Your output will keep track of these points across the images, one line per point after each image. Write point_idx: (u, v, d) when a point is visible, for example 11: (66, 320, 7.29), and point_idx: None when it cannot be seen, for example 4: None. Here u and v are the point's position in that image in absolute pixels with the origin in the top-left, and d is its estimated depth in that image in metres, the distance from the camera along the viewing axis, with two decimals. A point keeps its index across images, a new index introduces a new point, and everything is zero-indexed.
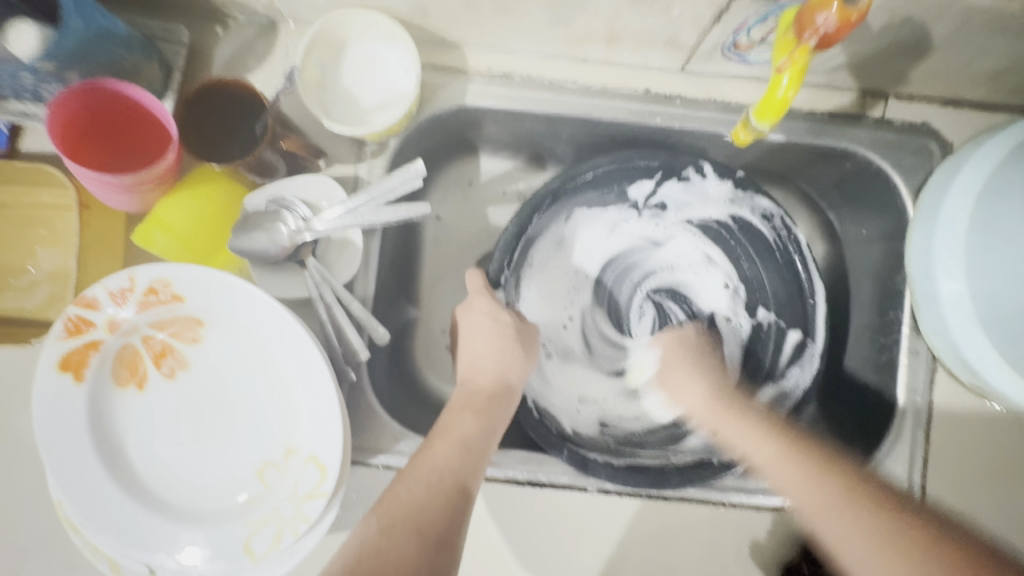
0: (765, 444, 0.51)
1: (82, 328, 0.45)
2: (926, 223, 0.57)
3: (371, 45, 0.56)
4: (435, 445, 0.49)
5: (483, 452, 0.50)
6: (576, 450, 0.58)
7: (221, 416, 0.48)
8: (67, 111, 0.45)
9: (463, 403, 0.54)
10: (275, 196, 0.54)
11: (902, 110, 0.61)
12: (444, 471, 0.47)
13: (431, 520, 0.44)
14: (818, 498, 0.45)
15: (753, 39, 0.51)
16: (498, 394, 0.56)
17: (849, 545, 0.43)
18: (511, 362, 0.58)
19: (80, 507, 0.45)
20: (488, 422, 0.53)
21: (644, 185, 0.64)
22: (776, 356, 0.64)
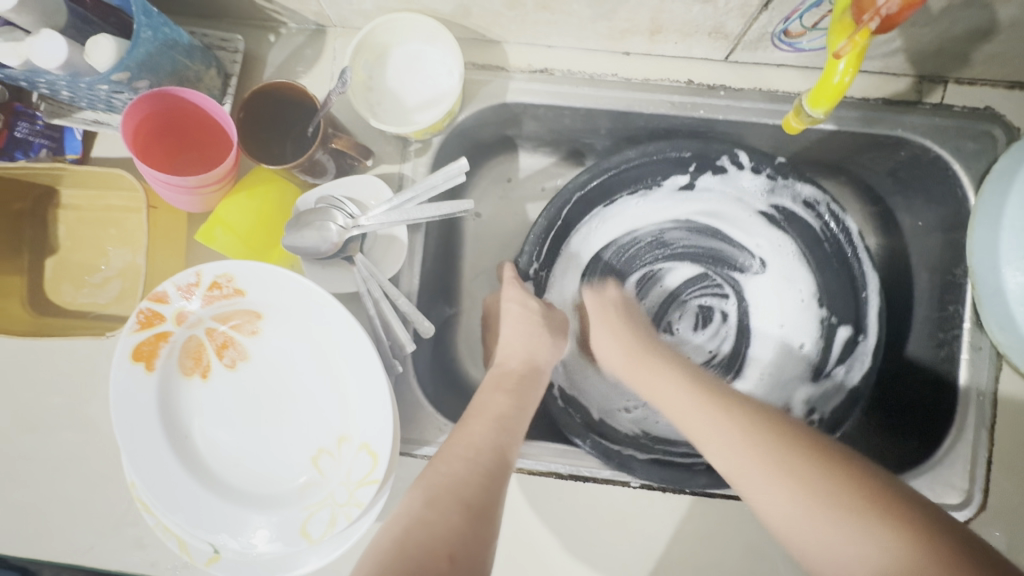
0: (771, 404, 0.50)
1: (152, 321, 0.48)
2: (989, 209, 0.54)
3: (415, 45, 0.58)
4: (470, 423, 0.51)
5: (516, 431, 0.51)
6: (598, 440, 0.58)
7: (278, 404, 0.51)
8: (143, 124, 0.48)
9: (493, 386, 0.55)
10: (323, 195, 0.56)
11: (963, 95, 0.58)
12: (481, 448, 0.48)
13: (473, 494, 0.45)
14: (764, 467, 0.45)
15: (805, 26, 0.50)
16: (528, 376, 0.57)
17: (768, 507, 0.44)
18: (537, 344, 0.59)
19: (153, 487, 0.48)
20: (517, 401, 0.54)
21: (676, 177, 0.63)
22: (829, 353, 0.63)
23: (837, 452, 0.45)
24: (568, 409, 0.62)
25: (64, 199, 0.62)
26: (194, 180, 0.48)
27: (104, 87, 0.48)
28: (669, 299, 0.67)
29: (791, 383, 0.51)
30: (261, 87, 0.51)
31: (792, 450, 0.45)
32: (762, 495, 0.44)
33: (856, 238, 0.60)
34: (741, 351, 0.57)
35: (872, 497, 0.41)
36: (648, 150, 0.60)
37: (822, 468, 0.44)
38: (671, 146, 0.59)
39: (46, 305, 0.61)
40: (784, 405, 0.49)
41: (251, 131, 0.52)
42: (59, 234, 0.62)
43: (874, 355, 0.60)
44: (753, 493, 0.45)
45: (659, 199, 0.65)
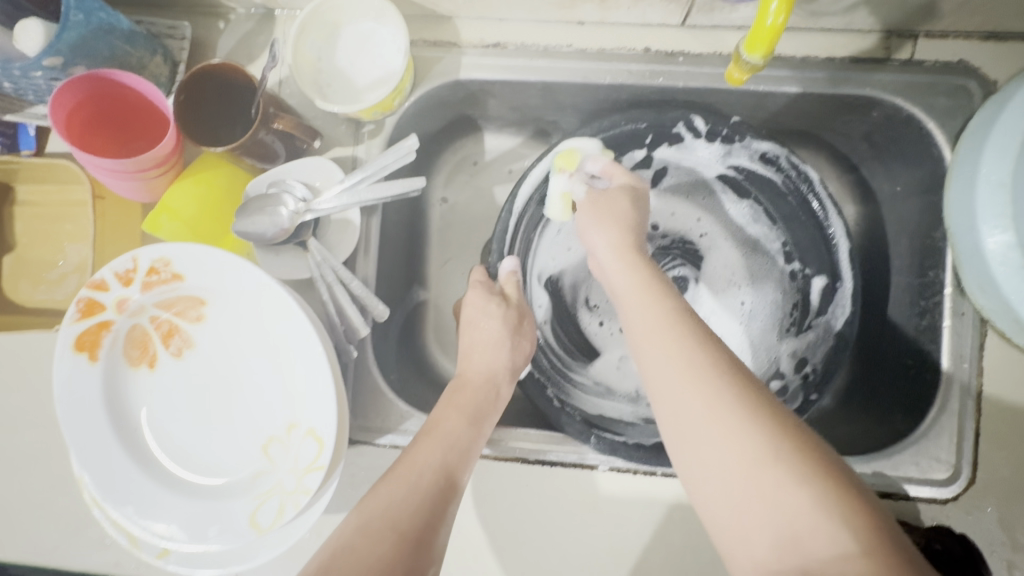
0: (681, 343, 0.41)
1: (92, 309, 0.46)
2: (964, 168, 0.51)
3: (361, 24, 0.56)
4: (418, 445, 0.47)
5: (469, 450, 0.48)
6: (604, 436, 0.57)
7: (226, 389, 0.49)
8: (75, 111, 0.47)
9: (445, 401, 0.51)
10: (274, 179, 0.55)
11: (934, 50, 0.55)
12: (425, 469, 0.45)
13: (410, 517, 0.42)
14: (713, 404, 0.37)
15: None
16: (486, 390, 0.53)
17: (704, 456, 0.37)
18: (497, 352, 0.55)
19: (98, 482, 0.47)
20: (471, 418, 0.50)
21: (635, 153, 0.62)
22: (807, 301, 0.60)
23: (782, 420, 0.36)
24: (565, 409, 0.59)
25: (21, 194, 0.61)
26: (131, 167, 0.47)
27: (38, 73, 0.47)
28: None
29: (686, 364, 0.39)
30: (199, 67, 0.49)
31: (736, 400, 0.37)
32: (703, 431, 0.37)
33: (832, 210, 0.58)
34: (620, 256, 0.51)
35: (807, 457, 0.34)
36: (600, 131, 0.60)
37: (777, 428, 0.35)
38: (618, 123, 0.60)
39: (4, 303, 0.60)
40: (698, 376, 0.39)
41: (192, 115, 0.50)
42: (15, 231, 0.61)
43: (853, 300, 0.57)
44: (680, 437, 0.39)
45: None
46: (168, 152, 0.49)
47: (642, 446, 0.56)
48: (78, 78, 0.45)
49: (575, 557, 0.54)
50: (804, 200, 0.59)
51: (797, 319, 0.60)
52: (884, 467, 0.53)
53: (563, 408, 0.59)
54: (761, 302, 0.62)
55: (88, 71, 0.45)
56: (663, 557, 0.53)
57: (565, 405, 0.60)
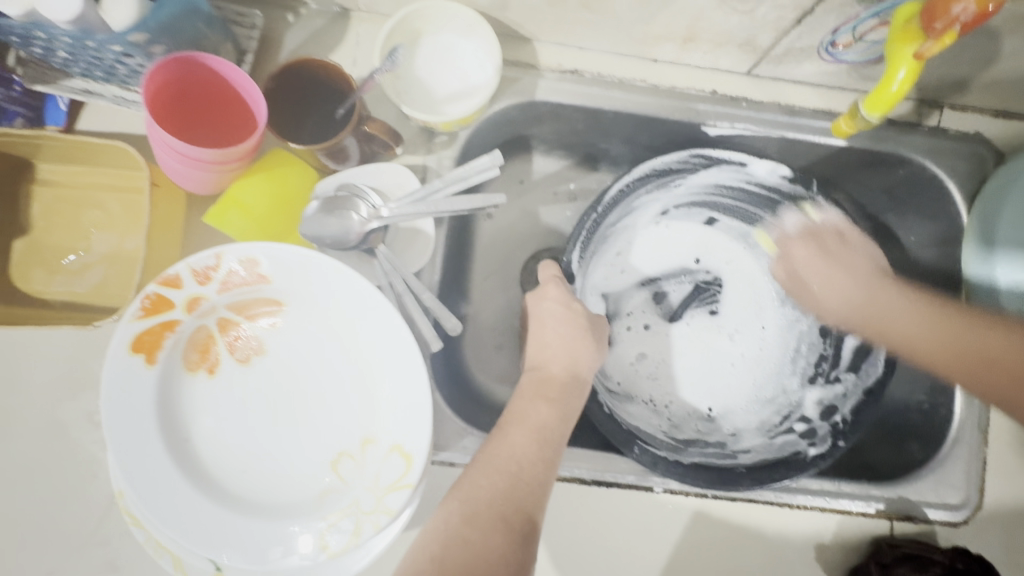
0: (923, 337, 0.54)
1: (159, 307, 0.43)
2: (983, 227, 0.59)
3: (445, 36, 0.56)
4: (509, 433, 0.46)
5: (562, 443, 0.47)
6: (648, 448, 0.55)
7: (291, 403, 0.46)
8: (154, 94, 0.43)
9: (533, 390, 0.49)
10: (343, 181, 0.53)
11: (958, 120, 0.62)
12: (523, 463, 0.44)
13: (513, 516, 0.42)
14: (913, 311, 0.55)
15: (856, 35, 0.51)
16: (571, 386, 0.50)
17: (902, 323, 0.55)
18: (580, 349, 0.51)
19: (148, 500, 0.42)
20: (562, 414, 0.48)
21: (706, 179, 0.62)
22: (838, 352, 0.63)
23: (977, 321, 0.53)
24: (615, 418, 0.56)
25: (41, 173, 0.55)
26: (205, 160, 0.44)
27: (115, 48, 0.43)
28: (684, 308, 0.65)
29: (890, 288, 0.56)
30: (291, 61, 0.48)
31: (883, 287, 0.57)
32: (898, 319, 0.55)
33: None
34: (852, 282, 0.57)
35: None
36: (674, 160, 0.59)
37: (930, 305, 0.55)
38: (692, 154, 0.59)
39: (13, 292, 0.53)
40: (921, 329, 0.54)
41: (275, 108, 0.49)
42: (32, 213, 0.55)
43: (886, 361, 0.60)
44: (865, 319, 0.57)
45: (668, 201, 0.63)
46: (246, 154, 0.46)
47: (680, 463, 0.55)
48: (179, 58, 0.42)
49: None
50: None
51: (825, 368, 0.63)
52: (907, 492, 0.58)
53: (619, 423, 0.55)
54: (785, 345, 0.64)
55: (193, 54, 0.42)
56: None
57: (614, 415, 0.56)
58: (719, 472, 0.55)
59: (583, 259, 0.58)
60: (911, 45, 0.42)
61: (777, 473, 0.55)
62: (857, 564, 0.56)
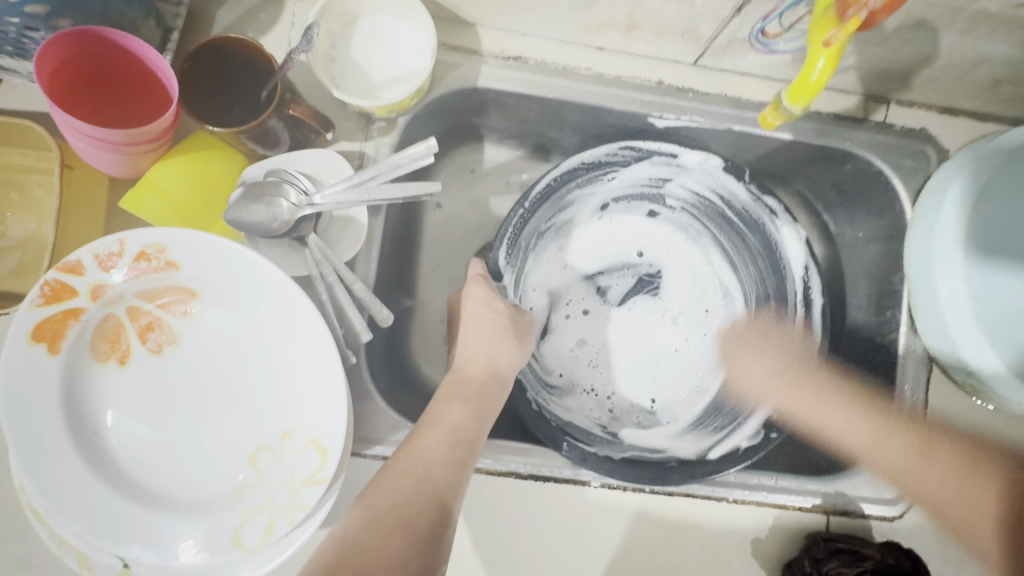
0: (836, 405, 0.62)
1: (61, 293, 0.41)
2: (926, 223, 0.58)
3: (382, 18, 0.55)
4: (422, 436, 0.46)
5: (473, 444, 0.47)
6: (576, 443, 0.55)
7: (206, 394, 0.45)
8: (63, 65, 0.42)
9: (448, 394, 0.49)
10: (270, 168, 0.51)
11: (902, 116, 0.62)
12: (432, 465, 0.44)
13: (418, 517, 0.41)
14: (837, 409, 0.61)
15: (783, 26, 0.50)
16: (489, 385, 0.51)
17: (831, 418, 0.61)
18: (500, 349, 0.53)
19: (46, 496, 0.40)
20: (476, 413, 0.48)
21: (645, 171, 0.63)
22: (782, 339, 0.63)
23: (914, 425, 0.59)
24: (543, 414, 0.56)
25: None
26: (109, 139, 0.42)
27: (14, 19, 0.41)
28: (626, 301, 0.65)
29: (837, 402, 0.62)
30: (209, 39, 0.45)
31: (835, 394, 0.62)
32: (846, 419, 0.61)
33: (806, 255, 0.62)
34: (777, 363, 0.63)
35: (954, 457, 0.58)
36: (603, 154, 0.61)
37: (897, 424, 0.60)
38: (621, 148, 0.61)
39: None
40: (806, 403, 0.61)
41: (194, 89, 0.47)
42: None
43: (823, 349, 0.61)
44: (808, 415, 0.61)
45: (608, 196, 0.64)
46: (157, 139, 0.44)
47: (610, 458, 0.56)
48: (95, 31, 0.40)
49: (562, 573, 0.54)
50: (770, 240, 0.63)
51: (768, 359, 0.63)
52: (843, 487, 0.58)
53: (547, 418, 0.56)
54: (726, 337, 0.65)
55: (111, 30, 0.41)
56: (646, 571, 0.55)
57: (543, 410, 0.57)
58: (648, 468, 0.56)
59: (512, 256, 0.59)
60: (829, 33, 0.41)
61: (699, 472, 0.55)
62: (791, 557, 0.56)
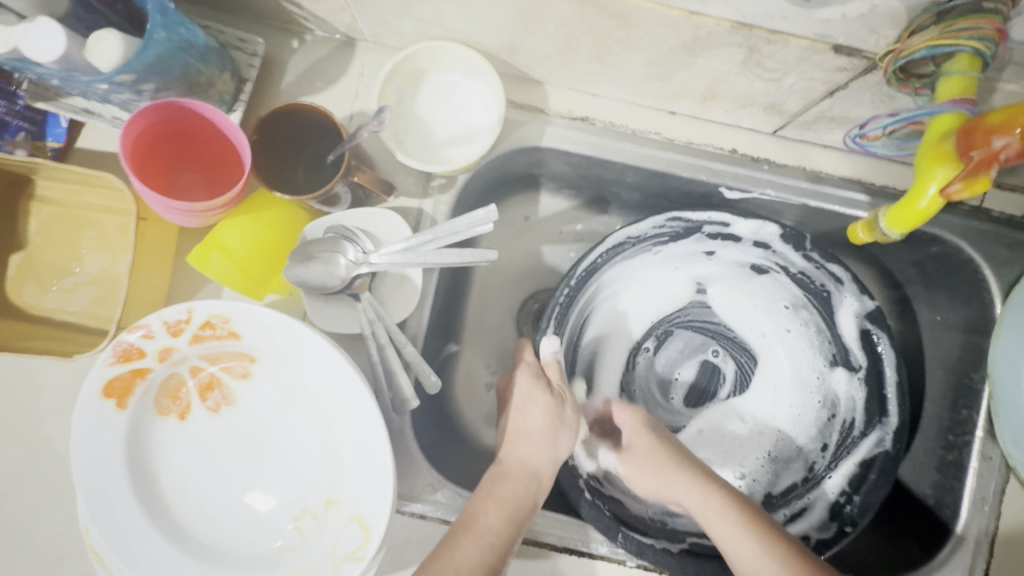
0: (708, 506, 0.48)
1: (132, 356, 0.42)
2: (1018, 325, 0.53)
3: (450, 75, 0.54)
4: (457, 539, 0.44)
5: (507, 549, 0.44)
6: (632, 534, 0.54)
7: (258, 451, 0.46)
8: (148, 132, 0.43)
9: (486, 489, 0.47)
10: (333, 225, 0.52)
11: (1002, 200, 0.57)
12: (463, 570, 0.42)
13: None
14: (722, 506, 0.47)
15: (882, 130, 0.49)
16: (528, 482, 0.49)
17: (746, 551, 0.44)
18: (542, 445, 0.51)
19: (111, 542, 0.43)
20: (512, 513, 0.46)
21: (693, 244, 0.60)
22: (851, 413, 0.59)
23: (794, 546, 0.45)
24: (597, 502, 0.55)
25: (42, 190, 0.55)
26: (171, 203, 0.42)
27: (103, 87, 0.42)
28: (677, 355, 0.63)
29: (688, 480, 0.50)
30: (281, 106, 0.46)
31: (713, 490, 0.49)
32: (686, 493, 0.49)
33: (870, 327, 0.57)
34: (681, 484, 0.50)
35: None
36: (653, 225, 0.58)
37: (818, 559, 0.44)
38: (669, 219, 0.58)
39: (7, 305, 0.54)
40: (706, 510, 0.48)
41: (265, 152, 0.47)
42: (30, 227, 0.55)
43: (896, 437, 0.56)
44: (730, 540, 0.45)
45: (662, 266, 0.61)
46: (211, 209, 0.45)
47: (668, 551, 0.54)
48: (201, 107, 0.42)
49: None
50: (830, 308, 0.59)
51: (840, 436, 0.59)
52: None
53: (596, 503, 0.54)
54: (796, 408, 0.61)
55: (213, 111, 0.43)
56: None
57: (597, 496, 0.56)
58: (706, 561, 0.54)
59: (563, 331, 0.58)
60: (941, 167, 0.38)
61: None
62: None
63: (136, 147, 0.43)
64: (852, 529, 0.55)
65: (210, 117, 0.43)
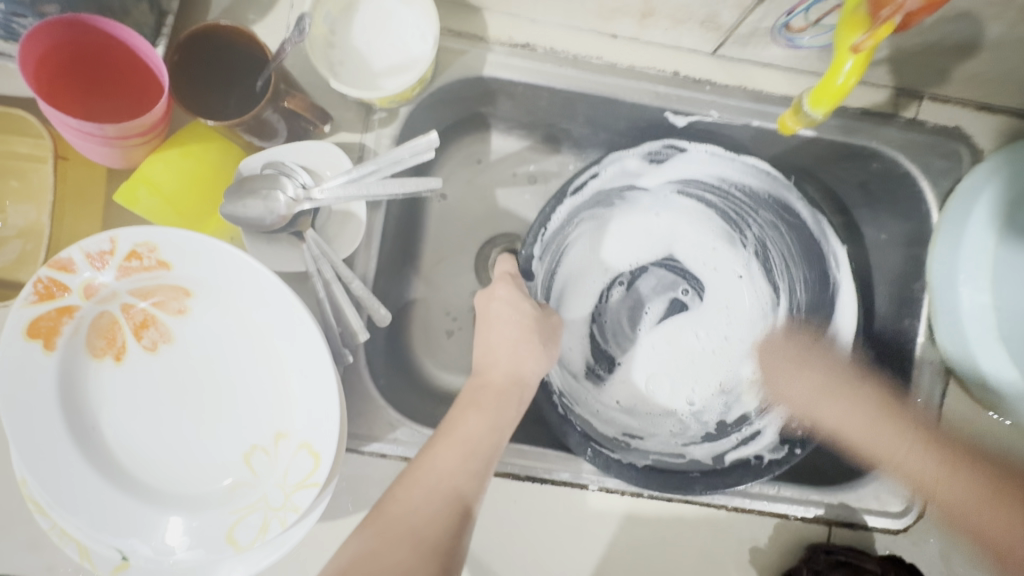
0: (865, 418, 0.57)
1: (55, 291, 0.41)
2: (951, 230, 0.55)
3: (384, 2, 0.52)
4: (436, 446, 0.46)
5: (488, 456, 0.46)
6: (601, 450, 0.54)
7: (201, 392, 0.45)
8: (85, 35, 0.41)
9: (465, 402, 0.48)
10: (271, 159, 0.50)
11: (936, 112, 0.58)
12: (444, 476, 0.44)
13: (429, 529, 0.42)
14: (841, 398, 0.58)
15: (807, 19, 0.48)
16: (509, 392, 0.50)
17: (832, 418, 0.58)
18: (522, 357, 0.51)
19: (47, 488, 0.41)
20: (493, 421, 0.48)
21: (664, 169, 0.60)
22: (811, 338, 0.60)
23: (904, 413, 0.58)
24: (568, 419, 0.56)
25: None
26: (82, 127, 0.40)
27: None
28: (656, 293, 0.63)
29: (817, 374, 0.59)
30: (201, 27, 0.44)
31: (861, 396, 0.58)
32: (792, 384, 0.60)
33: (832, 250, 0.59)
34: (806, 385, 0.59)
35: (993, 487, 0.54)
36: (647, 153, 0.59)
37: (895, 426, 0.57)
38: (660, 144, 0.59)
39: None
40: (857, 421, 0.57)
41: (187, 78, 0.45)
42: None
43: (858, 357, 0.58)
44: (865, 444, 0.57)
45: (643, 195, 0.61)
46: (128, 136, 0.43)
47: (637, 466, 0.55)
48: (114, 30, 0.41)
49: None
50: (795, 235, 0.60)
51: (800, 358, 0.60)
52: (848, 498, 0.57)
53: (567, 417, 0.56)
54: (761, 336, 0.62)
55: (127, 35, 0.41)
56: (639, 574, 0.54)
57: (567, 414, 0.57)
58: (672, 476, 0.54)
59: (545, 256, 0.59)
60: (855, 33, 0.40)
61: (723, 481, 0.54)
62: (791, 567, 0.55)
63: (44, 67, 0.41)
64: (802, 450, 0.56)
65: (125, 42, 0.42)
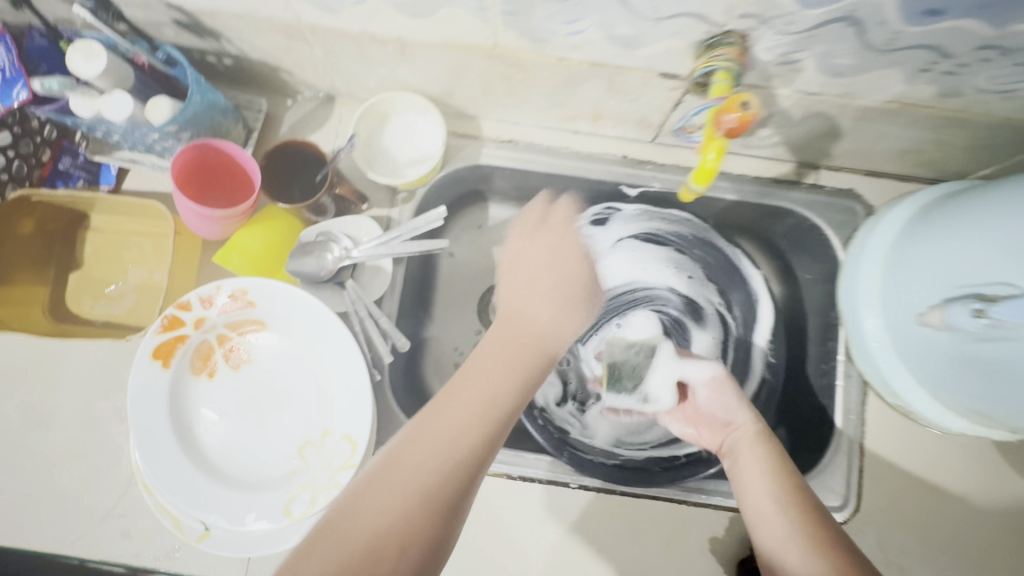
0: (787, 532, 0.54)
1: (175, 324, 0.58)
2: (852, 268, 0.69)
3: (407, 115, 0.72)
4: (428, 423, 0.50)
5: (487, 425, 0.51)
6: (575, 453, 0.68)
7: (269, 399, 0.60)
8: (222, 154, 0.62)
9: (447, 393, 0.53)
10: (323, 229, 0.67)
11: (833, 178, 0.74)
12: (445, 446, 0.48)
13: (438, 491, 0.46)
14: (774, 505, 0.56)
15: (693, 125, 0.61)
16: (500, 392, 0.54)
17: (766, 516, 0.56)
18: (520, 349, 0.59)
19: (156, 470, 0.56)
20: (488, 401, 0.52)
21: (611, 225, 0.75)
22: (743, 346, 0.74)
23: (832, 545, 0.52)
24: (547, 426, 0.69)
25: (96, 222, 0.71)
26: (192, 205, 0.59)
27: (155, 136, 0.60)
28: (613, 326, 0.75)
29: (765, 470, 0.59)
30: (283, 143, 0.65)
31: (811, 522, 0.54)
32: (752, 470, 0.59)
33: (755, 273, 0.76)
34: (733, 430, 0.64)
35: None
36: (592, 215, 0.75)
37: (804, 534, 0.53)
38: (606, 208, 0.75)
39: (67, 314, 0.69)
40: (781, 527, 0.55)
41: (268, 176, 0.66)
42: (84, 252, 0.71)
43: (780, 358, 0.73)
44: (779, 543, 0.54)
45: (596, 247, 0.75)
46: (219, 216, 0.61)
47: (604, 465, 0.67)
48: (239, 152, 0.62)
49: (543, 559, 0.65)
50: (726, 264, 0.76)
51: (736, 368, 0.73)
52: None
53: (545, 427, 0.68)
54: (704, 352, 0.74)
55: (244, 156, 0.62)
56: (614, 559, 0.65)
57: (546, 423, 0.69)
58: (634, 472, 0.67)
59: None
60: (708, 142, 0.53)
61: (678, 475, 0.67)
62: (745, 555, 0.64)
63: (187, 168, 0.62)
64: None
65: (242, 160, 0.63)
